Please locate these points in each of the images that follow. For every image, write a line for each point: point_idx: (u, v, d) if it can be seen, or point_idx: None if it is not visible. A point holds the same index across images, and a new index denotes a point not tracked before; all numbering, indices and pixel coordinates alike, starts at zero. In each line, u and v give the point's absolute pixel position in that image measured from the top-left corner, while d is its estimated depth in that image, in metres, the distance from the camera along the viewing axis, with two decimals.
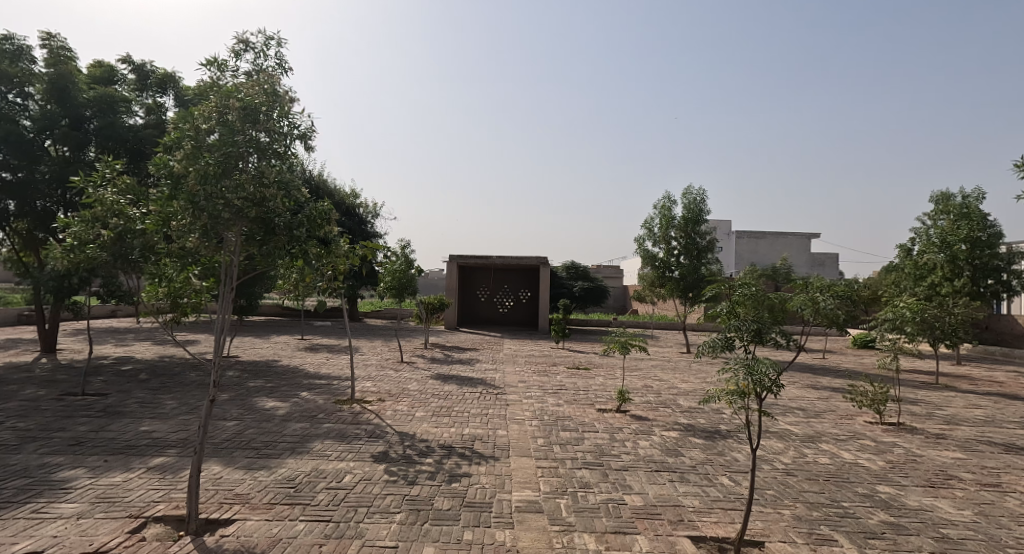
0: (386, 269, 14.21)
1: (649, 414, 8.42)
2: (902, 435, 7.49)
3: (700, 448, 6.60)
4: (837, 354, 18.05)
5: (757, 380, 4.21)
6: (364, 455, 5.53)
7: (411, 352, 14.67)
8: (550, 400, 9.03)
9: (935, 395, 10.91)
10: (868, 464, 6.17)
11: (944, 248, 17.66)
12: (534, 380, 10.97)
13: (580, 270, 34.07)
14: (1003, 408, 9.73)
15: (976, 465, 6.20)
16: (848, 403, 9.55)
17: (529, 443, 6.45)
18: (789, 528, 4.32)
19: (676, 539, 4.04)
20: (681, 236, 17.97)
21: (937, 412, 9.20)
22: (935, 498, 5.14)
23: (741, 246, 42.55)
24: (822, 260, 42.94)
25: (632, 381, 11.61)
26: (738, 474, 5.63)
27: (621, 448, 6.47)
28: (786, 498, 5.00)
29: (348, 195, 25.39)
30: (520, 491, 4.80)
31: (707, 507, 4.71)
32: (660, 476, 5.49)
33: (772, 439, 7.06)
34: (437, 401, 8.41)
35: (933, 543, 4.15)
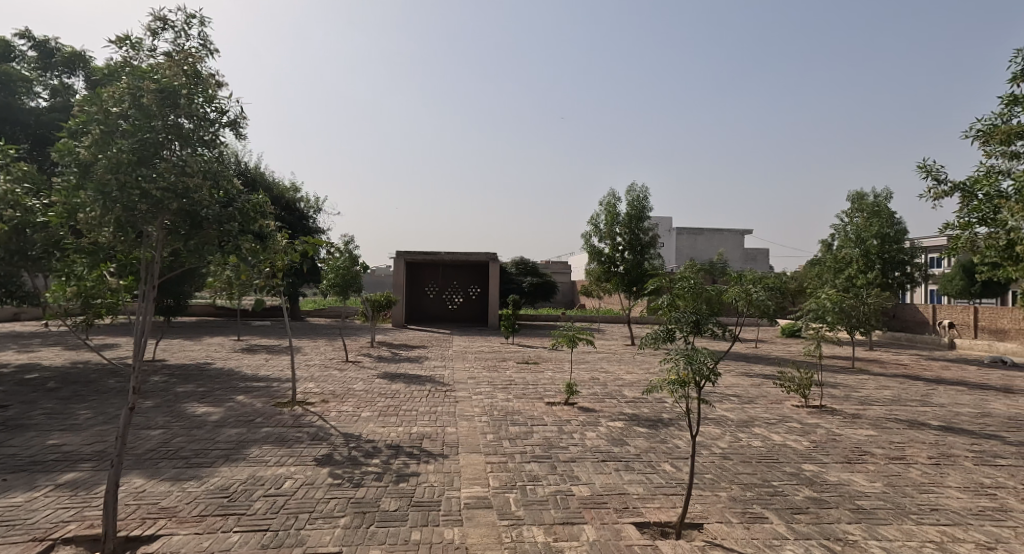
0: (329, 266, 13.68)
1: (596, 406, 8.64)
2: (824, 417, 8.09)
3: (644, 437, 6.85)
4: (768, 343, 19.22)
5: (696, 368, 4.41)
6: (306, 459, 5.34)
7: (356, 351, 14.30)
8: (500, 395, 9.09)
9: (852, 378, 11.82)
10: (795, 444, 6.61)
11: (859, 244, 19.21)
12: (483, 376, 11.01)
13: (528, 266, 34.19)
14: (908, 388, 10.72)
15: (885, 441, 6.79)
16: (777, 389, 10.20)
17: (479, 439, 6.43)
18: (725, 509, 4.56)
19: (621, 526, 4.17)
20: (625, 233, 18.47)
21: (854, 394, 9.96)
22: (852, 473, 5.57)
23: (681, 243, 44.52)
24: (753, 255, 45.46)
25: (580, 374, 11.83)
26: (679, 461, 5.88)
27: (569, 440, 6.60)
28: (722, 480, 5.27)
29: (287, 188, 24.52)
30: (470, 488, 4.80)
31: (651, 494, 4.89)
32: (606, 466, 5.64)
33: (709, 426, 7.42)
34: (384, 401, 8.26)
35: (849, 514, 4.50)
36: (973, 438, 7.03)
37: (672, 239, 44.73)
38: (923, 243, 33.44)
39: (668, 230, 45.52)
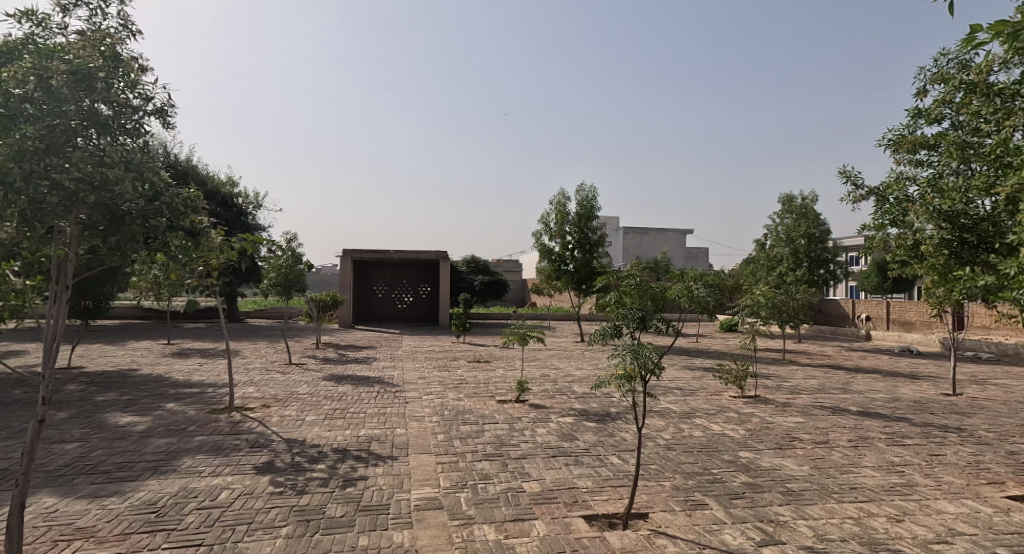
0: (270, 265, 13.10)
1: (546, 402, 8.74)
2: (758, 406, 8.55)
3: (593, 431, 6.99)
4: (708, 338, 20.11)
5: (642, 362, 4.53)
6: (244, 468, 5.10)
7: (300, 353, 13.79)
8: (451, 395, 9.03)
9: (783, 369, 12.58)
10: (732, 433, 6.94)
11: (789, 243, 20.59)
12: (434, 375, 10.89)
13: (480, 265, 34.05)
14: (833, 377, 11.51)
15: (812, 426, 7.26)
16: (717, 382, 10.68)
17: (429, 440, 6.36)
18: (669, 498, 4.73)
19: (571, 520, 4.23)
20: (575, 231, 18.78)
21: (786, 384, 10.58)
22: (783, 458, 5.92)
23: (628, 241, 45.78)
24: (695, 253, 47.44)
25: (531, 372, 11.94)
26: (626, 453, 6.05)
27: (520, 437, 6.64)
28: (666, 470, 5.46)
29: (224, 182, 23.33)
30: (420, 490, 4.73)
31: (599, 487, 5.00)
32: (557, 461, 5.72)
33: (654, 418, 7.67)
34: (330, 404, 8.01)
35: (781, 497, 4.77)
36: (886, 421, 7.63)
37: (620, 239, 45.96)
38: (844, 244, 36.02)
39: (615, 229, 46.69)
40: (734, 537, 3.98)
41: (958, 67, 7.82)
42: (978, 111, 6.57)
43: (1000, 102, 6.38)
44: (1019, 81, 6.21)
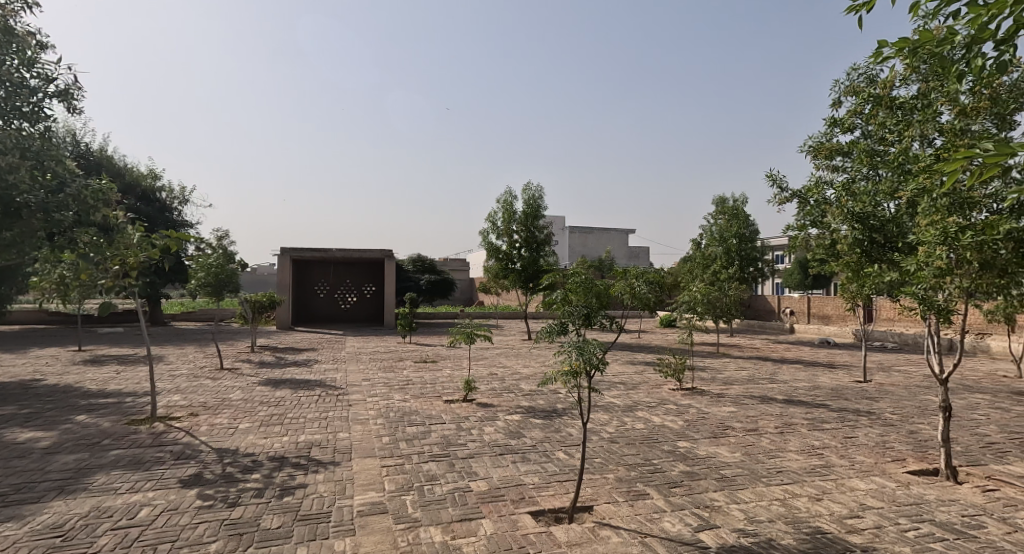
0: (198, 264, 12.34)
1: (493, 400, 8.74)
2: (695, 397, 8.93)
3: (539, 427, 7.04)
4: (650, 333, 20.83)
5: (586, 358, 4.60)
6: (167, 482, 4.75)
7: (233, 357, 13.07)
8: (396, 396, 8.84)
9: (717, 362, 13.24)
10: (671, 425, 7.19)
11: (722, 242, 21.57)
12: (378, 377, 10.64)
13: (426, 263, 33.63)
14: (762, 368, 12.24)
15: (744, 415, 7.66)
16: (657, 375, 11.07)
17: (373, 443, 6.18)
18: (613, 490, 4.83)
19: (518, 517, 4.24)
20: (522, 230, 18.90)
21: (720, 376, 11.09)
22: (718, 446, 6.20)
23: (573, 240, 46.65)
24: (637, 252, 49.00)
25: (478, 371, 11.90)
26: (571, 448, 6.13)
27: (467, 437, 6.59)
28: (610, 463, 5.58)
29: (144, 175, 21.76)
30: (363, 495, 4.58)
31: (546, 483, 5.03)
32: (504, 459, 5.71)
33: (599, 413, 7.83)
34: (266, 410, 7.63)
35: (716, 483, 4.99)
36: (808, 407, 8.17)
37: (565, 238, 46.73)
38: (771, 243, 38.38)
39: (561, 228, 47.38)
40: (673, 525, 4.11)
41: (866, 81, 8.47)
42: (884, 123, 7.15)
43: (903, 114, 6.97)
44: (918, 95, 6.81)
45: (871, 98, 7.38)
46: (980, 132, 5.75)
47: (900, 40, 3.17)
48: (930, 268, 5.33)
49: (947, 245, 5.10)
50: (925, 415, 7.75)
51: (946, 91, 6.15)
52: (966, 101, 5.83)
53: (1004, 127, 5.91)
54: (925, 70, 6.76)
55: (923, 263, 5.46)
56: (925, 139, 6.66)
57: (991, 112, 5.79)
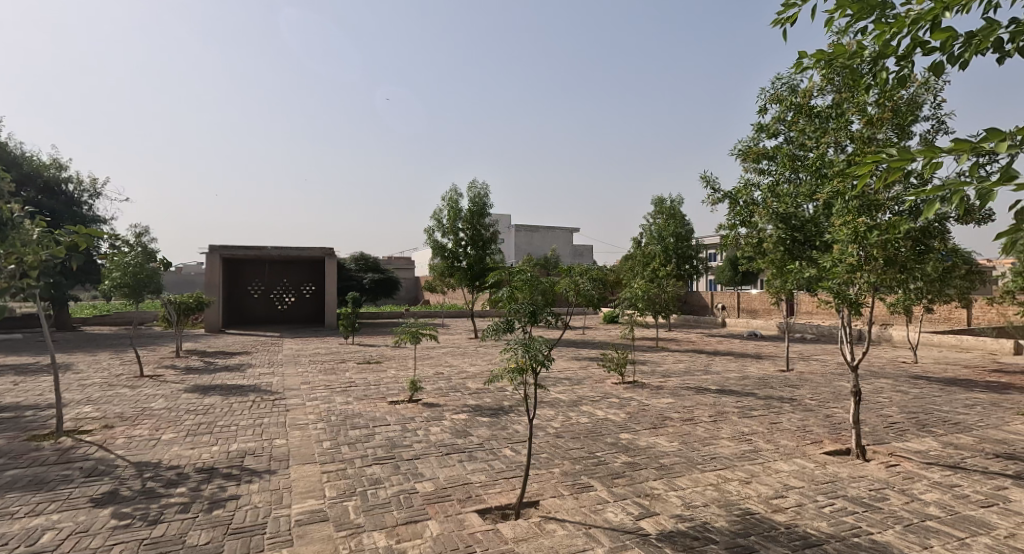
0: (113, 262, 11.39)
1: (439, 400, 8.62)
2: (637, 390, 9.20)
3: (486, 426, 7.00)
4: (593, 329, 21.31)
5: (532, 355, 4.60)
6: (75, 502, 4.32)
7: (155, 363, 12.14)
8: (338, 399, 8.52)
9: (657, 355, 13.72)
10: (614, 417, 7.34)
11: (660, 241, 22.43)
12: (318, 379, 10.24)
13: (370, 262, 32.53)
14: (698, 360, 12.81)
15: (681, 406, 7.95)
16: (601, 370, 11.32)
17: (312, 448, 5.91)
18: (558, 484, 4.86)
19: (465, 516, 4.17)
20: (467, 228, 18.78)
21: (659, 369, 11.48)
22: (657, 436, 6.39)
23: (519, 239, 47.00)
24: (581, 250, 50.01)
25: (423, 370, 11.71)
26: (518, 444, 6.13)
27: (412, 438, 6.44)
28: (556, 457, 5.62)
29: (47, 165, 19.90)
30: (302, 503, 4.37)
31: (492, 480, 4.99)
32: (450, 459, 5.62)
33: (545, 408, 7.88)
34: (193, 418, 7.13)
35: (655, 472, 5.14)
36: (739, 396, 8.61)
37: (511, 236, 46.98)
38: (705, 242, 40.38)
39: (506, 227, 47.52)
40: (616, 515, 4.18)
41: (789, 90, 9.00)
42: (803, 129, 7.63)
43: (821, 122, 7.45)
44: (833, 104, 7.30)
45: (791, 106, 7.83)
46: (884, 140, 6.24)
47: (817, 52, 3.39)
48: (843, 264, 5.73)
49: (858, 243, 5.59)
50: (839, 400, 8.36)
51: (858, 101, 6.62)
52: (873, 111, 6.31)
53: (905, 136, 6.45)
54: (839, 82, 7.26)
55: (838, 260, 5.88)
56: (839, 145, 7.16)
57: (893, 123, 6.30)
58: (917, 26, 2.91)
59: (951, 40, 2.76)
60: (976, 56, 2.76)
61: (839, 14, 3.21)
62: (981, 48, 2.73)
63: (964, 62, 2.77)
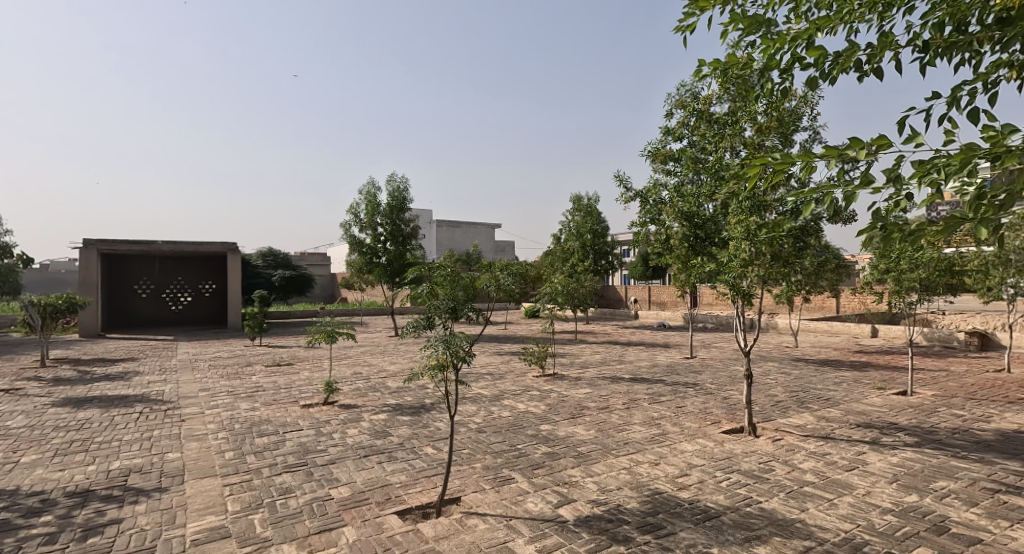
0: None
1: (357, 401, 8.34)
2: (556, 382, 9.46)
3: (407, 424, 6.86)
4: (515, 324, 21.60)
5: (453, 352, 4.57)
6: None
7: (17, 374, 10.62)
8: (243, 405, 7.97)
9: (575, 348, 14.19)
10: (534, 410, 7.50)
11: (578, 237, 23.16)
12: (221, 385, 9.51)
13: (279, 258, 30.81)
14: (612, 351, 13.41)
15: (598, 395, 8.28)
16: (522, 363, 11.50)
17: (212, 460, 5.48)
18: (479, 478, 4.88)
19: (383, 519, 4.07)
20: (387, 223, 18.26)
21: (578, 360, 11.85)
22: (576, 425, 6.61)
23: (440, 234, 46.50)
24: (502, 246, 50.46)
25: (339, 371, 11.25)
26: (440, 442, 6.08)
27: (327, 442, 6.17)
28: (478, 452, 5.64)
29: None
30: (200, 520, 4.04)
31: (413, 480, 4.91)
32: (368, 461, 5.45)
33: (467, 404, 7.87)
34: (66, 436, 6.34)
35: (573, 460, 5.32)
36: (649, 384, 9.12)
37: (433, 231, 46.35)
38: (620, 239, 42.42)
39: (427, 222, 46.79)
40: (536, 504, 4.27)
41: (691, 97, 9.61)
42: (704, 134, 8.17)
43: (719, 128, 8.01)
44: (729, 112, 7.91)
45: (694, 112, 8.37)
46: (771, 147, 6.89)
47: (714, 61, 3.67)
48: (737, 259, 6.24)
49: (749, 240, 6.11)
50: (736, 383, 9.13)
51: (751, 108, 7.20)
52: (762, 120, 6.89)
53: (787, 144, 7.14)
54: (734, 91, 7.88)
55: (732, 255, 6.38)
56: (735, 150, 7.77)
57: (779, 131, 6.96)
58: (795, 44, 3.26)
59: (822, 58, 3.14)
60: (841, 73, 3.16)
61: (732, 28, 3.51)
62: (846, 66, 3.13)
63: (832, 78, 3.17)
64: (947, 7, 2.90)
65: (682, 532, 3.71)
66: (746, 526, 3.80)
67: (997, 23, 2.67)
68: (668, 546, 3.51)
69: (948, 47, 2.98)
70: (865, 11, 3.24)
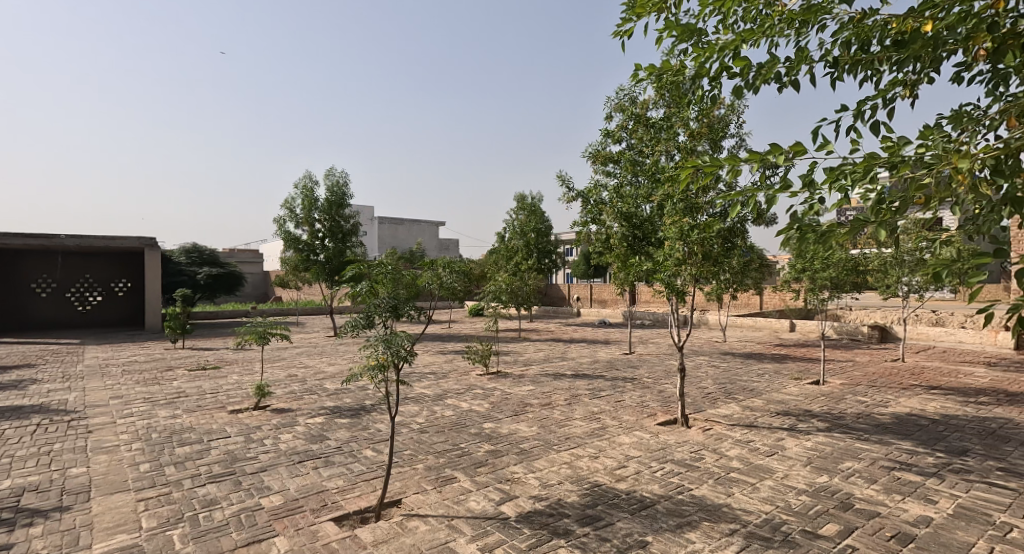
0: None
1: (292, 404, 7.99)
2: (500, 380, 9.48)
3: (345, 427, 6.65)
4: (459, 323, 21.48)
5: (394, 351, 4.47)
6: None
7: None
8: (162, 413, 7.42)
9: (519, 345, 14.28)
10: (478, 408, 7.48)
11: (522, 236, 23.29)
12: (138, 392, 8.82)
13: (205, 254, 29.03)
14: (555, 348, 13.62)
15: (540, 392, 8.38)
16: (466, 362, 11.45)
17: (124, 474, 5.06)
18: (421, 479, 4.81)
19: (318, 526, 3.92)
20: (324, 219, 17.62)
21: (521, 358, 11.93)
22: (518, 422, 6.66)
23: (382, 231, 45.42)
24: (446, 244, 50.02)
25: (273, 374, 10.73)
26: (380, 444, 5.93)
27: (258, 449, 5.86)
28: (421, 453, 5.55)
29: None
30: (109, 540, 3.73)
31: (351, 484, 4.76)
32: (303, 467, 5.23)
33: (409, 405, 7.72)
34: None
35: (515, 457, 5.35)
36: (590, 379, 9.33)
37: (374, 228, 45.21)
38: (562, 238, 43.19)
39: (368, 218, 45.56)
40: (478, 503, 4.26)
41: (630, 101, 9.88)
42: (641, 138, 8.44)
43: (655, 132, 8.30)
44: (664, 117, 8.20)
45: (632, 116, 8.61)
46: (703, 152, 7.21)
47: (650, 66, 3.79)
48: (671, 258, 6.51)
49: (682, 240, 6.39)
50: (671, 377, 9.52)
51: (684, 114, 7.49)
52: (694, 126, 7.21)
53: (717, 149, 7.51)
54: (669, 97, 8.18)
55: (667, 254, 6.64)
56: (669, 154, 8.07)
57: (709, 137, 7.30)
58: (723, 54, 3.42)
59: (747, 69, 3.33)
60: (764, 83, 3.35)
61: (666, 35, 3.64)
62: (767, 77, 3.33)
63: (755, 87, 3.36)
64: (853, 28, 3.14)
65: (619, 523, 3.82)
66: (678, 513, 3.97)
67: (895, 45, 2.92)
68: (605, 537, 3.60)
69: (854, 65, 3.24)
70: (784, 27, 3.45)
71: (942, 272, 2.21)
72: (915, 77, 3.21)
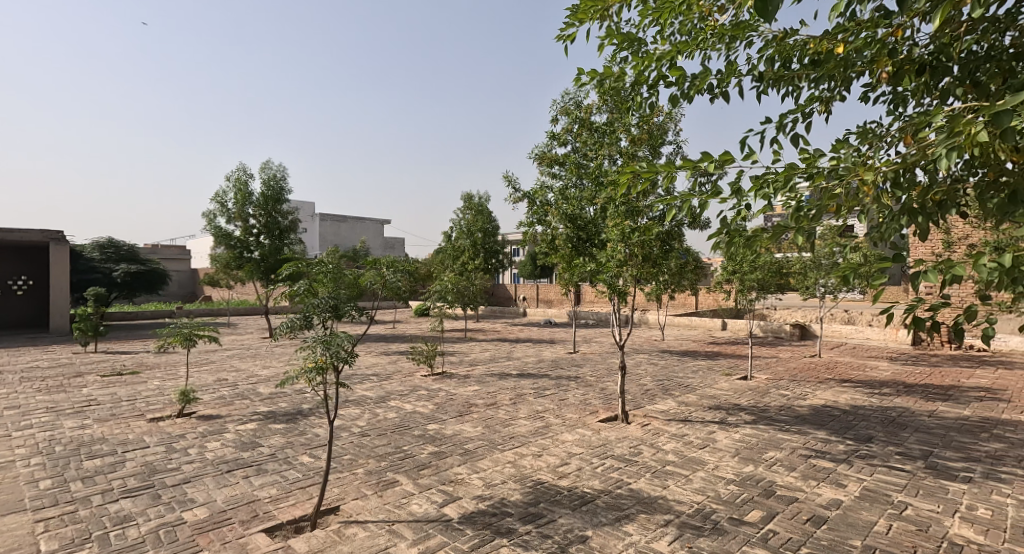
0: None
1: (220, 411, 7.53)
2: (444, 380, 9.37)
3: (280, 433, 6.33)
4: (404, 323, 21.09)
5: (334, 353, 4.29)
6: None
7: None
8: (70, 423, 6.80)
9: (464, 346, 14.19)
10: (422, 410, 7.35)
11: (469, 236, 23.02)
12: (42, 401, 8.04)
13: (124, 251, 26.95)
14: (501, 348, 13.64)
15: (484, 392, 8.34)
16: (409, 363, 11.23)
17: (21, 492, 4.58)
18: (360, 484, 4.66)
19: (247, 539, 3.70)
20: (259, 215, 16.77)
21: (466, 358, 11.85)
22: (462, 423, 6.59)
23: (323, 228, 43.89)
24: (392, 243, 48.98)
25: (201, 378, 10.10)
26: (318, 449, 5.69)
27: (181, 459, 5.48)
28: (360, 457, 5.38)
29: None
30: None
31: (284, 493, 4.54)
32: (232, 477, 4.93)
33: (349, 408, 7.47)
34: None
35: (459, 458, 5.29)
36: (535, 378, 9.40)
37: (315, 226, 43.62)
38: (509, 238, 43.36)
39: (308, 215, 43.90)
40: (420, 506, 4.17)
41: (574, 104, 10.03)
42: (585, 141, 8.59)
43: (598, 136, 8.46)
44: (607, 121, 8.38)
45: (576, 119, 8.74)
46: (643, 157, 7.43)
47: (591, 71, 3.85)
48: (613, 260, 6.68)
49: (624, 242, 6.57)
50: (612, 375, 9.76)
51: (626, 120, 7.70)
52: (635, 132, 7.43)
53: (656, 155, 7.76)
54: (612, 102, 8.38)
55: (609, 256, 6.81)
56: (612, 158, 8.26)
57: (649, 143, 7.54)
58: (660, 63, 3.52)
59: (681, 78, 3.44)
60: (697, 93, 3.48)
61: (608, 42, 3.71)
62: (700, 87, 3.46)
63: (689, 96, 3.48)
64: (776, 45, 3.31)
65: (561, 519, 3.86)
66: (617, 507, 4.05)
67: (812, 63, 3.11)
68: (547, 534, 3.62)
69: (777, 80, 3.42)
70: (716, 40, 3.60)
71: (851, 275, 2.37)
72: (829, 94, 3.44)
